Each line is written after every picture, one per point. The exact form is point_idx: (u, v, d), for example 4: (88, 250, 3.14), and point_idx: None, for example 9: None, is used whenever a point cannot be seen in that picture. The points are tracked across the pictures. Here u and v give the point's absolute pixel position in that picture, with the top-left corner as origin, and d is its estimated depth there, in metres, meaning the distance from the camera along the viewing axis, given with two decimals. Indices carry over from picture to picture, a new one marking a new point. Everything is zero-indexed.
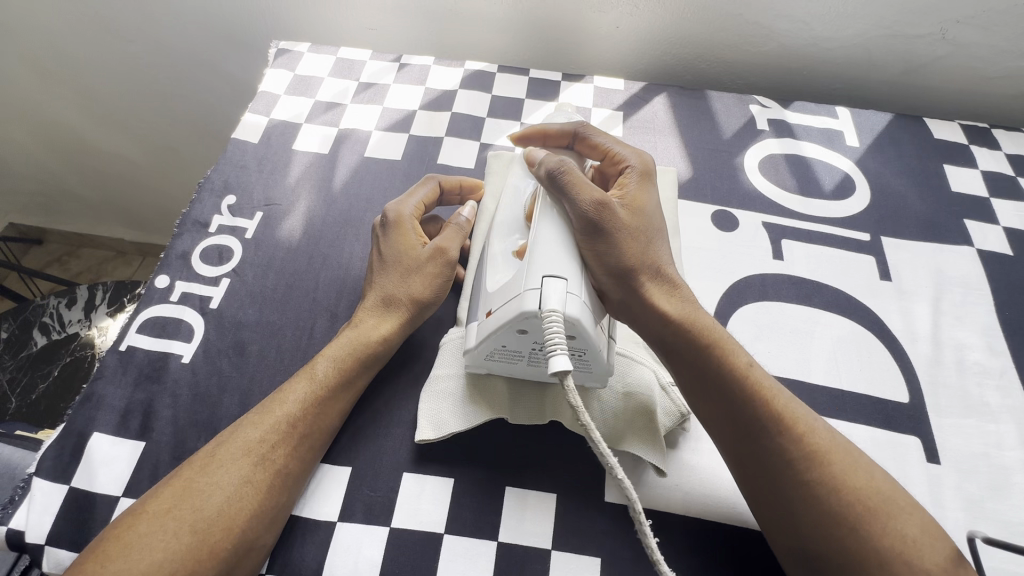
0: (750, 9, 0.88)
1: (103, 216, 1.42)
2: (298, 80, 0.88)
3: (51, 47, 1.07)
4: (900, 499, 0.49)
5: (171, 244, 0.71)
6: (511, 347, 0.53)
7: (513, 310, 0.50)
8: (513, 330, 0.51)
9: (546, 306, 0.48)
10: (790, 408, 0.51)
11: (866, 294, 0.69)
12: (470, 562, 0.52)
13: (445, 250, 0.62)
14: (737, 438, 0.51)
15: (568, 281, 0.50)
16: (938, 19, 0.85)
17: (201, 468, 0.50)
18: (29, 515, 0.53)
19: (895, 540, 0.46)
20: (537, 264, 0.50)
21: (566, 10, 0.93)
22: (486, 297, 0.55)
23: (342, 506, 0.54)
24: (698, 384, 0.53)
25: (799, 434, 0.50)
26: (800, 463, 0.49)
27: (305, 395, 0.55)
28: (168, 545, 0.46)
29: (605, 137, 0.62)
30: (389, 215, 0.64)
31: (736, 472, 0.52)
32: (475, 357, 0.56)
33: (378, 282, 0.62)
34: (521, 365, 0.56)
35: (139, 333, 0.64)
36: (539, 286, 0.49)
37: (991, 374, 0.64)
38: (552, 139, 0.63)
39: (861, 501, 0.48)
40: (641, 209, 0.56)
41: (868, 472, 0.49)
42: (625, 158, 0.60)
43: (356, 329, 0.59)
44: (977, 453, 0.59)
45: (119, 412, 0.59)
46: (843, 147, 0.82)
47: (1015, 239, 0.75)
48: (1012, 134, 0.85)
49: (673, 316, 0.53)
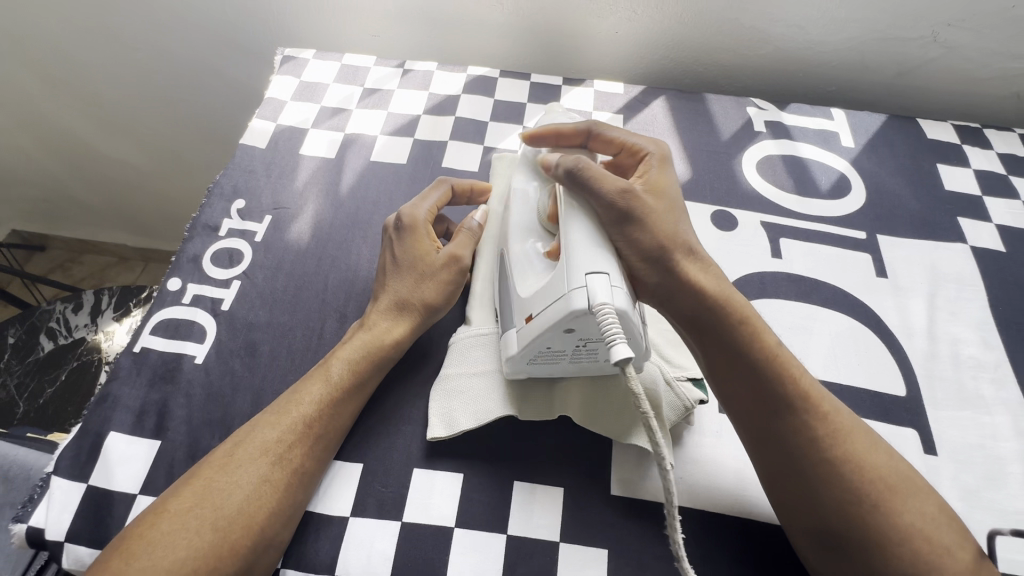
0: (746, 14, 0.90)
1: (107, 222, 1.43)
2: (304, 86, 0.90)
3: (59, 57, 1.09)
4: (914, 479, 0.51)
5: (182, 247, 0.73)
6: (554, 347, 0.54)
7: (562, 309, 0.50)
8: (560, 330, 0.51)
9: (597, 301, 0.48)
10: (813, 387, 0.54)
11: (863, 291, 0.71)
12: (480, 555, 0.53)
13: (459, 257, 0.64)
14: (762, 418, 0.53)
15: (611, 275, 0.51)
16: (929, 22, 0.87)
17: (221, 467, 0.51)
18: (48, 513, 0.54)
19: (915, 518, 0.49)
20: (577, 262, 0.51)
21: (566, 15, 0.95)
22: (522, 303, 0.56)
23: (355, 502, 0.56)
24: (723, 363, 0.55)
25: (822, 413, 0.52)
26: (824, 442, 0.51)
27: (321, 396, 0.56)
28: (191, 543, 0.47)
29: (619, 131, 0.64)
30: (404, 217, 0.65)
31: (759, 453, 0.53)
32: (516, 363, 0.56)
33: (391, 286, 0.63)
34: (563, 364, 0.56)
35: (152, 334, 0.65)
36: (584, 284, 0.50)
37: (986, 367, 0.66)
38: (566, 140, 0.65)
39: (882, 480, 0.50)
40: (664, 194, 0.59)
41: (886, 454, 0.52)
42: (642, 148, 0.63)
43: (370, 333, 0.61)
44: (973, 444, 0.61)
45: (134, 412, 0.60)
46: (838, 147, 0.84)
47: (1007, 236, 0.77)
48: (1003, 134, 0.87)
49: (700, 296, 0.55)
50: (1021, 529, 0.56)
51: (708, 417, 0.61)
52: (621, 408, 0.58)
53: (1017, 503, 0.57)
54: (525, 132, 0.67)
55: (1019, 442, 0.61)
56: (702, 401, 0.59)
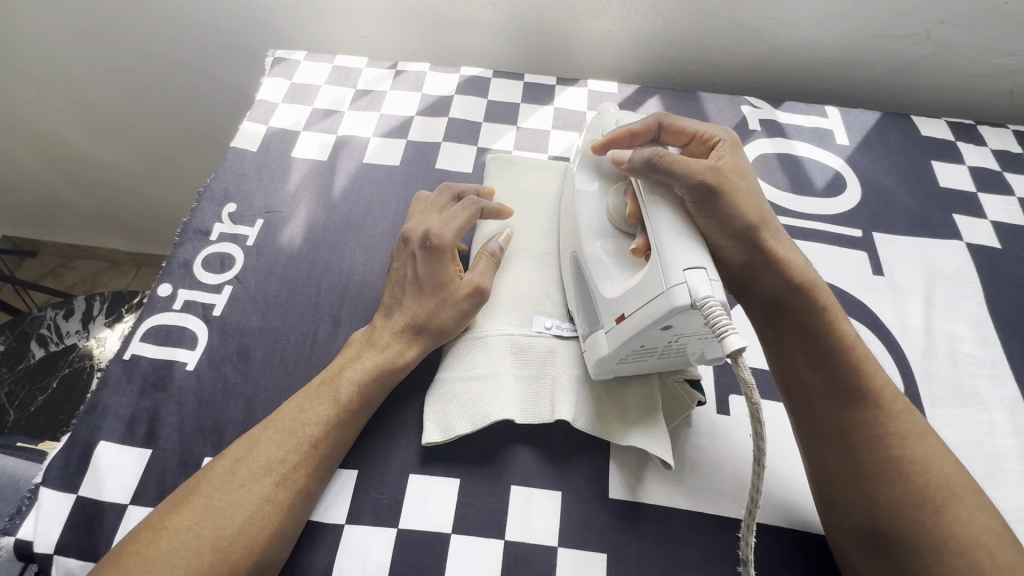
0: (741, 12, 0.89)
1: (98, 227, 1.42)
2: (295, 88, 0.89)
3: (45, 60, 1.07)
4: (979, 495, 0.49)
5: (173, 252, 0.72)
6: (649, 344, 0.52)
7: (662, 306, 0.48)
8: (656, 328, 0.49)
9: (700, 296, 0.46)
10: (887, 385, 0.53)
11: (859, 289, 0.71)
12: (477, 561, 0.53)
13: (481, 285, 0.61)
14: (832, 409, 0.53)
15: (707, 270, 0.48)
16: (922, 20, 0.87)
17: (221, 486, 0.50)
18: (37, 525, 0.53)
19: (979, 531, 0.47)
20: (674, 258, 0.49)
21: (560, 15, 0.94)
22: (610, 304, 0.54)
23: (350, 509, 0.55)
24: (802, 349, 0.55)
25: (893, 412, 0.52)
26: (891, 442, 0.50)
27: (327, 415, 0.55)
28: (190, 564, 0.46)
29: (689, 121, 0.62)
30: (432, 236, 0.63)
31: (820, 446, 0.53)
32: (606, 364, 0.56)
33: (406, 306, 0.61)
34: (650, 361, 0.56)
35: (142, 341, 0.64)
36: (683, 280, 0.47)
37: (983, 364, 0.66)
38: (637, 138, 0.62)
39: (947, 487, 0.49)
40: (745, 177, 0.59)
41: (954, 465, 0.50)
42: (713, 135, 0.62)
43: (383, 353, 0.59)
44: (972, 441, 0.61)
45: (125, 420, 0.59)
46: (833, 145, 0.84)
47: (1002, 232, 0.77)
48: (997, 130, 0.87)
49: (787, 280, 0.56)
50: (1021, 526, 0.56)
51: (705, 419, 0.62)
52: (620, 409, 0.58)
53: (1016, 500, 0.57)
54: (593, 142, 0.64)
55: (1017, 439, 0.61)
56: (699, 401, 0.59)
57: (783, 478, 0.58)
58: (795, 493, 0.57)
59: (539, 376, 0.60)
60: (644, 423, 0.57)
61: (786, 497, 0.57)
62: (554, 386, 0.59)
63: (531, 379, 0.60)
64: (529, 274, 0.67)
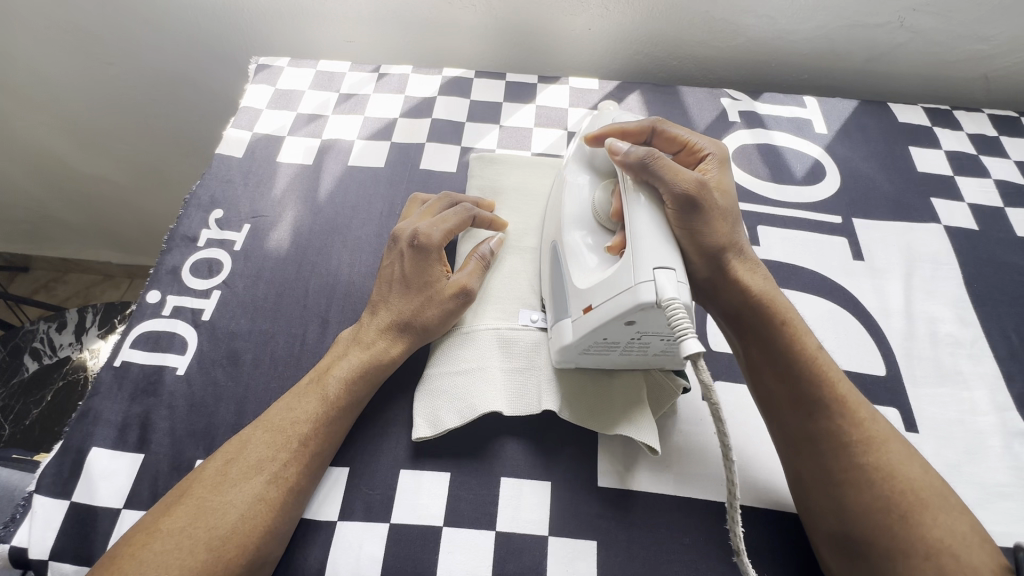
0: (719, 7, 0.91)
1: (89, 240, 1.42)
2: (280, 93, 0.90)
3: (27, 69, 1.07)
4: (948, 497, 0.50)
5: (160, 259, 0.72)
6: (610, 338, 0.53)
7: (628, 301, 0.49)
8: (620, 322, 0.51)
9: (665, 296, 0.47)
10: (851, 395, 0.54)
11: (840, 274, 0.72)
12: (468, 553, 0.53)
13: (466, 286, 0.62)
14: (799, 421, 0.54)
15: (677, 271, 0.49)
16: (895, 8, 0.88)
17: (213, 488, 0.50)
18: (31, 532, 0.54)
19: (944, 534, 0.47)
20: (646, 256, 0.50)
21: (539, 14, 0.95)
22: (579, 293, 0.55)
23: (341, 507, 0.56)
24: (769, 357, 0.56)
25: (857, 420, 0.53)
26: (856, 449, 0.51)
27: (316, 412, 0.55)
28: (183, 564, 0.46)
29: (681, 129, 0.63)
30: (419, 236, 0.63)
31: (791, 454, 0.54)
32: (568, 352, 0.57)
33: (390, 304, 0.62)
34: (614, 355, 0.57)
35: (133, 347, 0.65)
36: (651, 278, 0.48)
37: (963, 344, 0.67)
38: (630, 137, 0.63)
39: (912, 491, 0.49)
40: (727, 192, 0.60)
41: (922, 468, 0.51)
42: (703, 147, 0.63)
43: (367, 351, 0.60)
44: (954, 419, 0.62)
45: (117, 427, 0.60)
46: (811, 134, 0.85)
47: (980, 215, 0.78)
48: (973, 115, 0.89)
49: (748, 297, 0.57)
50: (1005, 500, 0.57)
51: (690, 408, 0.63)
52: (607, 402, 0.59)
53: (998, 475, 0.58)
54: (588, 131, 0.65)
55: (997, 415, 0.62)
56: (687, 388, 0.61)
57: (768, 460, 0.59)
58: (782, 476, 0.58)
59: (526, 368, 0.61)
60: (632, 411, 0.58)
61: (772, 481, 0.58)
62: (541, 378, 0.60)
63: (521, 374, 0.61)
64: (515, 271, 0.68)
